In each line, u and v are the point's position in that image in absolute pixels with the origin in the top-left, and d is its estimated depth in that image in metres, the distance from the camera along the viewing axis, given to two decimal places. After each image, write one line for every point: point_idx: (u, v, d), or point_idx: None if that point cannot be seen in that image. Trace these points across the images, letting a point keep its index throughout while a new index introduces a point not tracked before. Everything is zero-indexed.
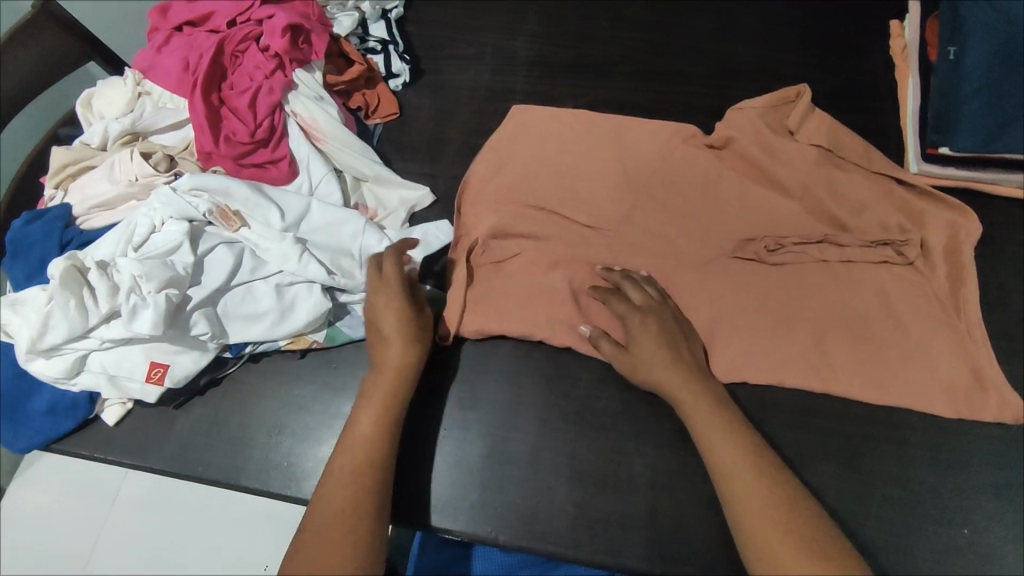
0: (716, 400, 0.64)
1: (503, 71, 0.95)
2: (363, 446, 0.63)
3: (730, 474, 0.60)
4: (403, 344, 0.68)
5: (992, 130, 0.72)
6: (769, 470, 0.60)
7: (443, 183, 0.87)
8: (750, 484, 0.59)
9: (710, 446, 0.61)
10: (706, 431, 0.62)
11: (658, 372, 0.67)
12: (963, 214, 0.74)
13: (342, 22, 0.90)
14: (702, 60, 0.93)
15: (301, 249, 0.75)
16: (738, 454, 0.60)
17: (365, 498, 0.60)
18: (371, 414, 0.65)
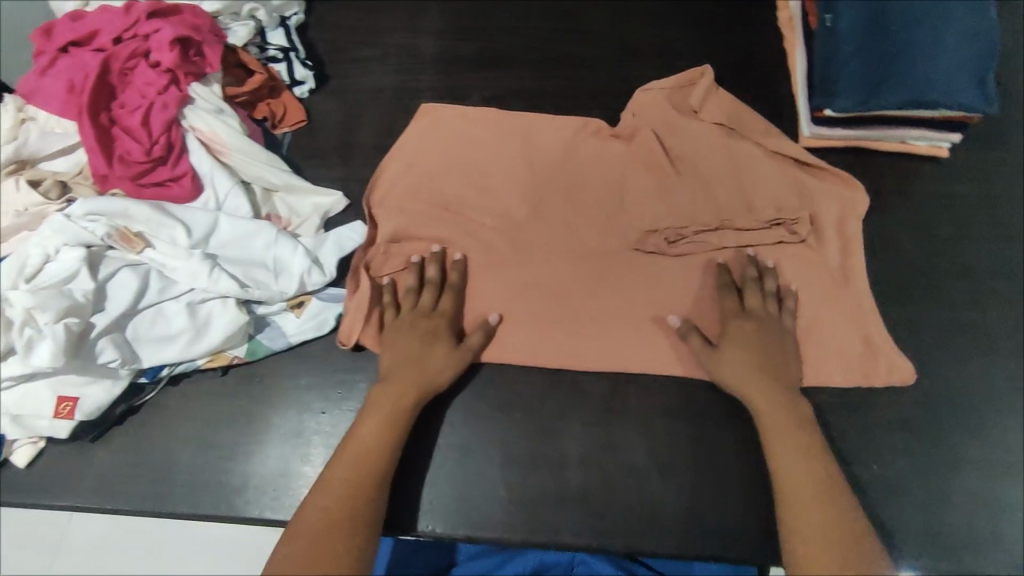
0: (816, 444, 0.63)
1: (408, 70, 0.95)
2: (372, 454, 0.63)
3: (797, 518, 0.57)
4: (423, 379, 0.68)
5: (868, 89, 0.75)
6: (843, 512, 0.56)
7: (357, 187, 0.87)
8: (809, 527, 0.56)
9: (793, 487, 0.59)
10: (794, 473, 0.60)
11: (765, 410, 0.66)
12: (851, 189, 0.78)
13: (236, 31, 0.88)
14: (603, 44, 0.95)
15: (210, 265, 0.73)
16: (819, 496, 0.58)
17: (351, 509, 0.59)
18: (376, 422, 0.65)
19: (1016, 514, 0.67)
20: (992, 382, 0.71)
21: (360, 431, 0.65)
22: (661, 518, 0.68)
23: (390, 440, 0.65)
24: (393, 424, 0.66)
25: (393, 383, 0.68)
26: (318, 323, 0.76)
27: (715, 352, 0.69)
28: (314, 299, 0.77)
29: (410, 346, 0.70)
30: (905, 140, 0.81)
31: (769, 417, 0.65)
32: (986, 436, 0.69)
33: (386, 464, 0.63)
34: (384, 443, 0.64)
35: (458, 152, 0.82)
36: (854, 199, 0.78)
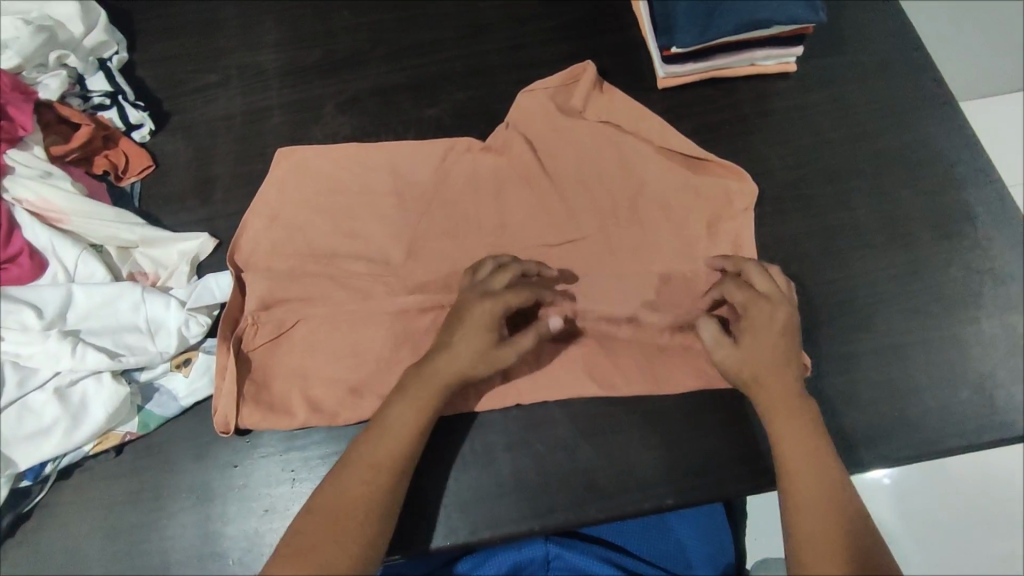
0: (810, 412, 0.64)
1: (254, 89, 0.89)
2: (359, 494, 0.59)
3: (799, 503, 0.60)
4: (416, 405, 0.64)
5: (705, 20, 0.76)
6: (836, 496, 0.60)
7: (223, 224, 0.81)
8: (808, 513, 0.59)
9: (790, 466, 0.62)
10: (791, 453, 0.62)
11: (780, 431, 0.64)
12: (735, 177, 0.77)
13: (48, 84, 0.80)
14: (450, 23, 0.92)
15: (71, 342, 0.67)
16: (812, 477, 0.61)
17: (343, 548, 0.57)
18: (359, 477, 0.60)
19: (916, 393, 0.70)
20: (873, 277, 0.74)
21: (344, 469, 0.61)
22: (596, 483, 0.67)
23: (383, 476, 0.61)
24: (383, 468, 0.61)
25: (388, 430, 0.62)
26: (210, 375, 0.72)
27: (737, 371, 0.66)
28: (200, 353, 0.73)
29: (410, 413, 0.63)
30: (755, 63, 0.83)
31: (766, 386, 0.65)
32: (877, 328, 0.72)
33: (385, 501, 0.60)
34: (360, 479, 0.60)
35: (322, 171, 0.82)
36: (741, 189, 0.78)
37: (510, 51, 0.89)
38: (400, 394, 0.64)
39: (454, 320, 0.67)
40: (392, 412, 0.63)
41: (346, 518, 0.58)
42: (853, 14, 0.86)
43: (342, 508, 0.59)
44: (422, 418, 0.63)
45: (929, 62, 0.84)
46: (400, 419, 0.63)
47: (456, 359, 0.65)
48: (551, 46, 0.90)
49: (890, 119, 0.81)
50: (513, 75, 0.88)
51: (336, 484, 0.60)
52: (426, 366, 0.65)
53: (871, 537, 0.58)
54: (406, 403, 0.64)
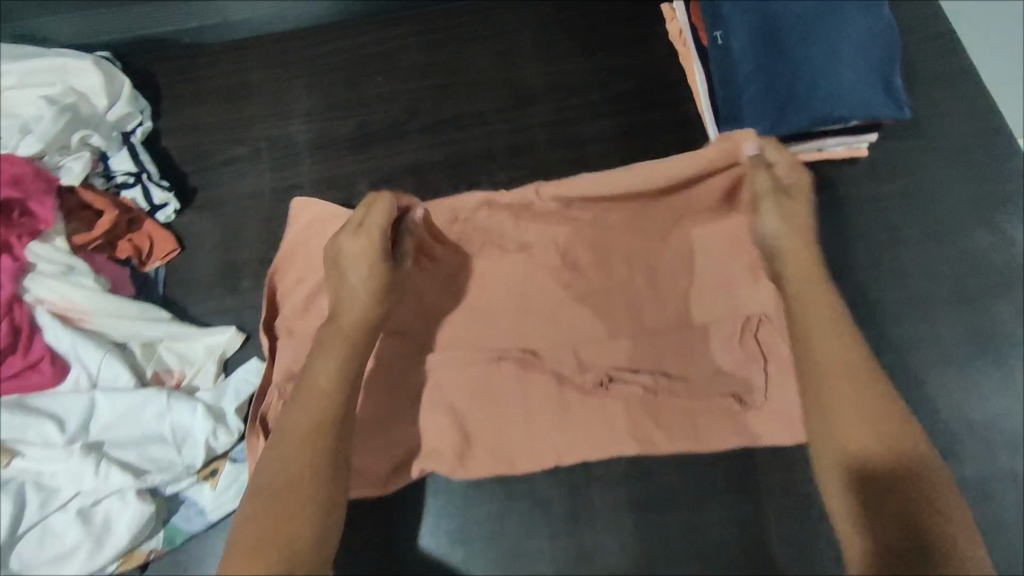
0: (841, 312, 0.56)
1: (284, 163, 0.84)
2: (318, 414, 0.54)
3: (840, 432, 0.50)
4: (332, 375, 0.56)
5: (775, 112, 0.69)
6: (873, 396, 0.51)
7: (251, 315, 0.77)
8: (846, 431, 0.50)
9: (827, 381, 0.52)
10: (826, 358, 0.53)
11: (821, 344, 0.54)
12: None
13: (70, 167, 0.75)
14: (492, 94, 0.86)
15: (95, 459, 0.64)
16: (847, 377, 0.52)
17: (314, 491, 0.51)
18: (317, 376, 0.56)
19: (1005, 532, 0.64)
20: (955, 395, 0.68)
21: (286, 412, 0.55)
22: None
23: (327, 433, 0.54)
24: (339, 382, 0.56)
25: (327, 359, 0.57)
26: (239, 489, 0.68)
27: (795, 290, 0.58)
28: (228, 463, 0.69)
29: (367, 294, 0.61)
30: (823, 149, 0.76)
31: (806, 294, 0.57)
32: (959, 455, 0.66)
33: (345, 420, 0.56)
34: (308, 432, 0.53)
35: None
36: None
37: (556, 127, 0.84)
38: (330, 330, 0.59)
39: (335, 265, 0.61)
40: (337, 321, 0.59)
41: (307, 499, 0.50)
42: (931, 94, 0.79)
43: (305, 447, 0.53)
44: (376, 297, 0.61)
45: (1017, 148, 0.77)
46: (332, 347, 0.58)
47: (370, 239, 0.61)
48: (598, 121, 0.84)
49: (974, 214, 0.74)
50: (558, 154, 0.82)
51: (294, 411, 0.54)
52: (335, 318, 0.60)
53: (904, 417, 0.50)
54: (338, 323, 0.59)
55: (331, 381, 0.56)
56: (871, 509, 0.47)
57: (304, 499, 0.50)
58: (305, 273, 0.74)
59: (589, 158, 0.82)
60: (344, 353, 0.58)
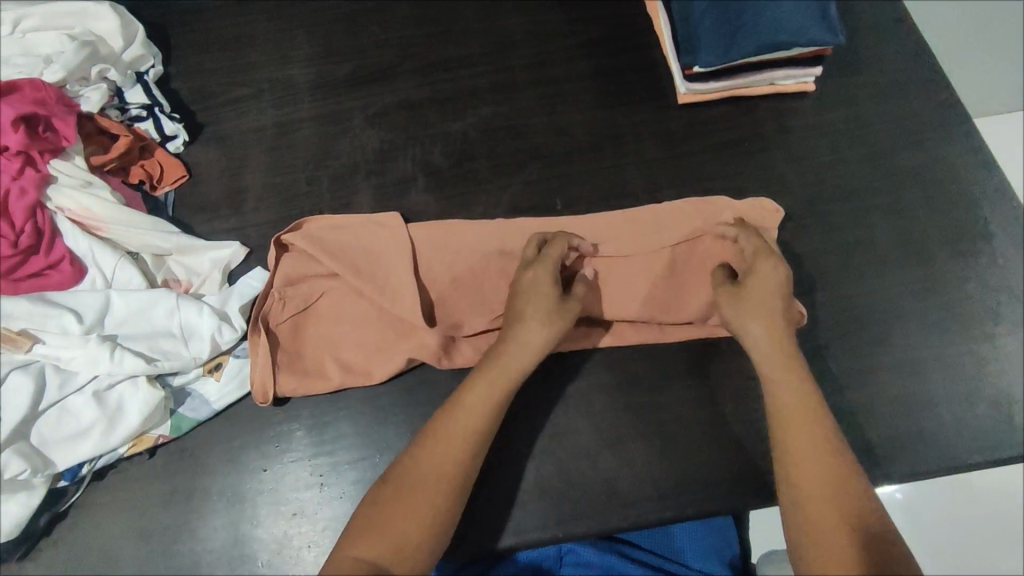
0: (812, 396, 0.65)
1: (285, 101, 0.92)
2: (466, 433, 0.62)
3: (802, 488, 0.59)
4: (486, 403, 0.64)
5: (726, 42, 0.78)
6: (854, 496, 0.58)
7: (254, 232, 0.84)
8: (819, 510, 0.57)
9: (792, 455, 0.61)
10: (801, 448, 0.61)
11: (786, 396, 0.64)
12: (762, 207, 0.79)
13: (90, 96, 0.82)
14: (477, 41, 0.94)
15: (111, 347, 0.69)
16: (819, 464, 0.60)
17: (436, 513, 0.59)
18: (485, 385, 0.65)
19: (935, 407, 0.71)
20: (892, 291, 0.76)
21: (451, 408, 0.64)
22: (619, 490, 0.69)
23: (484, 427, 0.63)
24: (503, 387, 0.65)
25: (509, 359, 0.66)
26: (242, 380, 0.74)
27: (760, 349, 0.67)
28: (231, 358, 0.75)
29: (544, 325, 0.67)
30: (774, 82, 0.85)
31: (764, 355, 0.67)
32: (894, 342, 0.74)
33: (481, 450, 0.63)
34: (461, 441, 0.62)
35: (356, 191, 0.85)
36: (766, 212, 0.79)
37: (535, 69, 0.92)
38: (508, 351, 0.67)
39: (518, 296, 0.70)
40: (524, 333, 0.67)
41: (430, 507, 0.59)
42: (870, 34, 0.88)
43: (456, 451, 0.61)
44: (503, 375, 0.66)
45: (945, 82, 0.86)
46: (512, 356, 0.66)
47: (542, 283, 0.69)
48: (573, 63, 0.92)
49: (908, 138, 0.83)
50: (537, 92, 0.90)
51: (433, 436, 0.62)
52: (510, 336, 0.68)
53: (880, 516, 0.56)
54: (510, 353, 0.67)
55: (489, 387, 0.65)
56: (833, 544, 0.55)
57: (435, 526, 0.58)
58: (315, 205, 0.84)
59: (565, 94, 0.90)
60: (524, 357, 0.67)
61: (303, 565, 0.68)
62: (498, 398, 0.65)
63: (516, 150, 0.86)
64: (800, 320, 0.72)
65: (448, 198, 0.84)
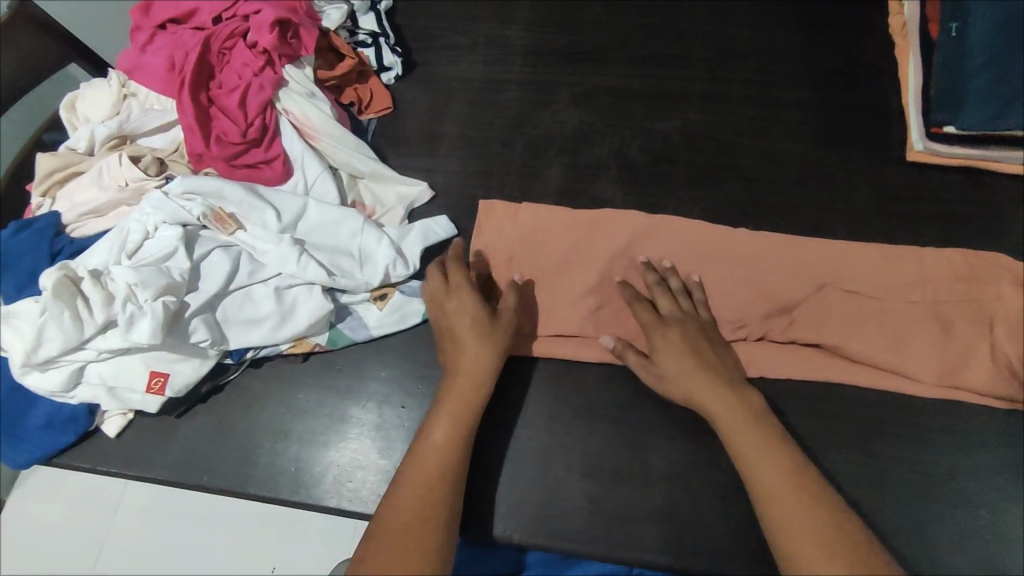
0: (756, 401, 0.63)
1: (496, 60, 0.92)
2: (449, 436, 0.63)
3: (766, 484, 0.57)
4: (452, 406, 0.65)
5: (998, 106, 0.73)
6: (819, 503, 0.56)
7: (441, 178, 0.85)
8: (789, 510, 0.56)
9: (747, 459, 0.59)
10: (768, 490, 0.57)
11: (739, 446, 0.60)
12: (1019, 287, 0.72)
13: (330, 15, 0.87)
14: (700, 44, 0.91)
15: (299, 250, 0.73)
16: (775, 467, 0.58)
17: (441, 508, 0.59)
18: (448, 420, 0.64)
19: None
20: None
21: (418, 450, 0.63)
22: (749, 544, 0.65)
23: (467, 422, 0.64)
24: (465, 423, 0.64)
25: (450, 402, 0.65)
26: (401, 316, 0.76)
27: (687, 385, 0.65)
28: (396, 292, 0.77)
29: (479, 350, 0.67)
30: None
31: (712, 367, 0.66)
32: None
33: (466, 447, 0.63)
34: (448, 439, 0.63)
35: (547, 166, 0.84)
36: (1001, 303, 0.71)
37: (756, 86, 0.87)
38: (444, 391, 0.66)
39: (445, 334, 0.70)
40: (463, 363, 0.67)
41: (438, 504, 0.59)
42: None
43: (434, 486, 0.60)
44: (467, 390, 0.65)
45: None
46: (457, 390, 0.66)
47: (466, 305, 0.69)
48: (798, 90, 0.86)
49: None
50: (752, 111, 0.86)
51: (433, 433, 0.63)
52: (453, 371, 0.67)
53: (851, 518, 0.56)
54: (452, 392, 0.65)
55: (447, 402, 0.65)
56: (813, 541, 0.53)
57: (443, 520, 0.59)
58: (505, 167, 0.85)
59: (782, 120, 0.85)
60: (475, 375, 0.66)
61: None
62: (467, 404, 0.65)
63: (719, 165, 0.83)
64: None
65: (638, 196, 0.82)
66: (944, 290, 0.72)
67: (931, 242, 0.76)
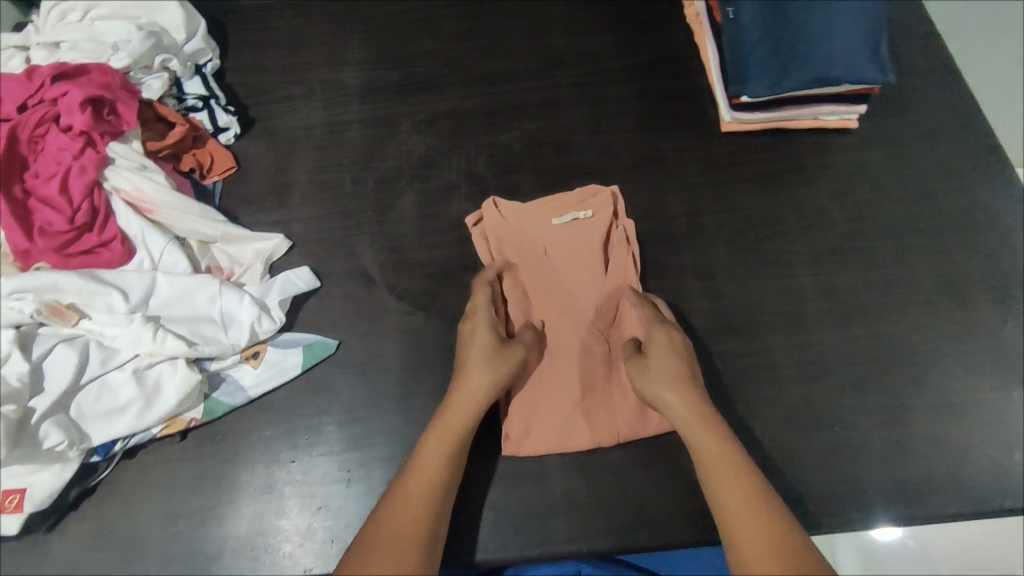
0: (725, 432, 0.64)
1: (334, 103, 0.94)
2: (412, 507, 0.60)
3: (693, 441, 0.64)
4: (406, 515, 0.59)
5: (776, 72, 0.81)
6: (750, 476, 0.60)
7: (298, 227, 0.85)
8: (708, 456, 0.62)
9: (701, 453, 0.63)
10: (704, 452, 0.63)
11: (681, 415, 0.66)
12: (827, 228, 0.82)
13: (150, 84, 0.85)
14: (525, 56, 0.96)
15: (154, 327, 0.70)
16: (740, 488, 0.59)
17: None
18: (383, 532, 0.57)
19: (970, 453, 0.71)
20: (925, 333, 0.76)
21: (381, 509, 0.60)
22: (648, 512, 0.69)
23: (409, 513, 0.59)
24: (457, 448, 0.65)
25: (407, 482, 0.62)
26: (279, 370, 0.75)
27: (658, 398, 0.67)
28: (269, 347, 0.76)
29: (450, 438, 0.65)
30: (819, 117, 0.86)
31: (683, 406, 0.66)
32: (925, 380, 0.74)
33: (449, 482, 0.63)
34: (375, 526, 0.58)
35: (399, 196, 0.86)
36: (812, 245, 0.81)
37: (581, 87, 0.93)
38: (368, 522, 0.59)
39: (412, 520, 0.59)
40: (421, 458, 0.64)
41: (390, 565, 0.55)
42: (911, 76, 0.89)
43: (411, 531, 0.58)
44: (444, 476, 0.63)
45: (988, 128, 0.86)
46: (426, 471, 0.63)
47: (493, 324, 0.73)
48: (620, 84, 0.93)
49: (947, 182, 0.83)
50: (582, 109, 0.92)
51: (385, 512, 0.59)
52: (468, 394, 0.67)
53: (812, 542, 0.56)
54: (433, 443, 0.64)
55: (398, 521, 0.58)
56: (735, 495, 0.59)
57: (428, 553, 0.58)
58: (360, 204, 0.86)
59: (610, 114, 0.91)
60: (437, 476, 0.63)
61: (327, 559, 0.67)
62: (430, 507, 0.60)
63: (560, 165, 0.88)
64: (877, 318, 0.77)
65: None
66: (764, 241, 0.82)
67: (753, 200, 0.84)
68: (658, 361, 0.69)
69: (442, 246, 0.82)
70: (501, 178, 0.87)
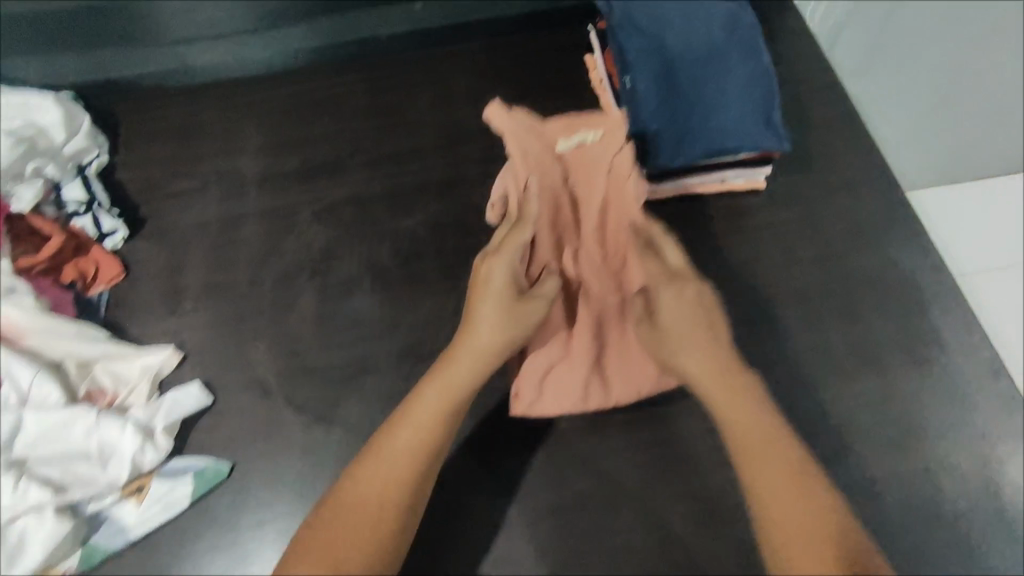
0: (772, 422, 0.57)
1: (230, 196, 0.89)
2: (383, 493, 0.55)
3: (734, 421, 0.57)
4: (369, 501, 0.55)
5: (673, 145, 0.79)
6: (798, 468, 0.54)
7: (190, 336, 0.80)
8: (754, 446, 0.55)
9: (745, 443, 0.56)
10: (749, 440, 0.56)
11: (730, 412, 0.58)
12: (742, 298, 0.79)
13: (22, 194, 0.80)
14: (430, 132, 0.93)
15: (15, 476, 0.65)
16: (793, 489, 0.52)
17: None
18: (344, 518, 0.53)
19: (898, 535, 0.68)
20: (846, 404, 0.73)
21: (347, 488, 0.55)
22: None
23: (376, 499, 0.55)
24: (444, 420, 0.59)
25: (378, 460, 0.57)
26: (166, 504, 0.68)
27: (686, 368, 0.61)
28: (155, 480, 0.69)
29: (436, 413, 0.59)
30: (726, 180, 0.84)
31: (716, 392, 0.59)
32: (850, 457, 0.71)
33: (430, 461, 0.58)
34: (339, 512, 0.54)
35: (298, 294, 0.81)
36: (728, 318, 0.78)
37: (487, 163, 0.90)
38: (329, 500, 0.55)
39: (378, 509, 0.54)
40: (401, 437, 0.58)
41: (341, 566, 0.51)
42: (817, 133, 0.88)
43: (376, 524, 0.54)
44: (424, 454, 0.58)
45: (895, 181, 0.85)
46: (402, 448, 0.57)
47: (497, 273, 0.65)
48: None
49: (858, 241, 0.81)
50: (489, 186, 0.88)
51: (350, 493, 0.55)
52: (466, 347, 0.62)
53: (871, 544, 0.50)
54: (413, 416, 0.59)
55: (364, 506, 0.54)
56: (789, 491, 0.52)
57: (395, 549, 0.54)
58: (257, 306, 0.81)
59: None
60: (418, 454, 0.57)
61: None
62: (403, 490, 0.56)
63: (467, 248, 0.84)
64: (798, 393, 0.74)
65: (395, 300, 0.80)
66: None
67: None
68: (672, 329, 0.62)
69: (343, 348, 0.78)
70: (405, 267, 0.83)
